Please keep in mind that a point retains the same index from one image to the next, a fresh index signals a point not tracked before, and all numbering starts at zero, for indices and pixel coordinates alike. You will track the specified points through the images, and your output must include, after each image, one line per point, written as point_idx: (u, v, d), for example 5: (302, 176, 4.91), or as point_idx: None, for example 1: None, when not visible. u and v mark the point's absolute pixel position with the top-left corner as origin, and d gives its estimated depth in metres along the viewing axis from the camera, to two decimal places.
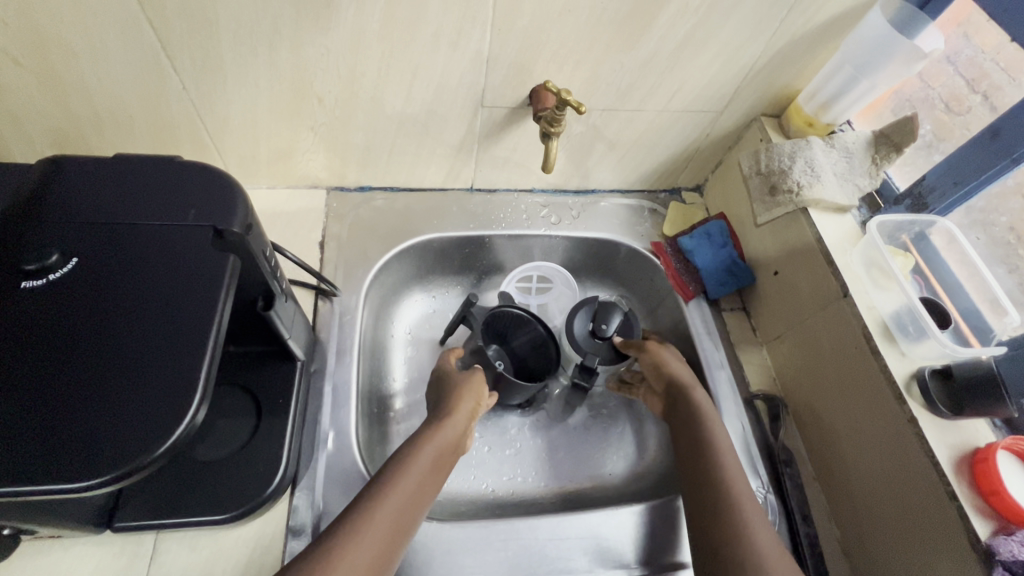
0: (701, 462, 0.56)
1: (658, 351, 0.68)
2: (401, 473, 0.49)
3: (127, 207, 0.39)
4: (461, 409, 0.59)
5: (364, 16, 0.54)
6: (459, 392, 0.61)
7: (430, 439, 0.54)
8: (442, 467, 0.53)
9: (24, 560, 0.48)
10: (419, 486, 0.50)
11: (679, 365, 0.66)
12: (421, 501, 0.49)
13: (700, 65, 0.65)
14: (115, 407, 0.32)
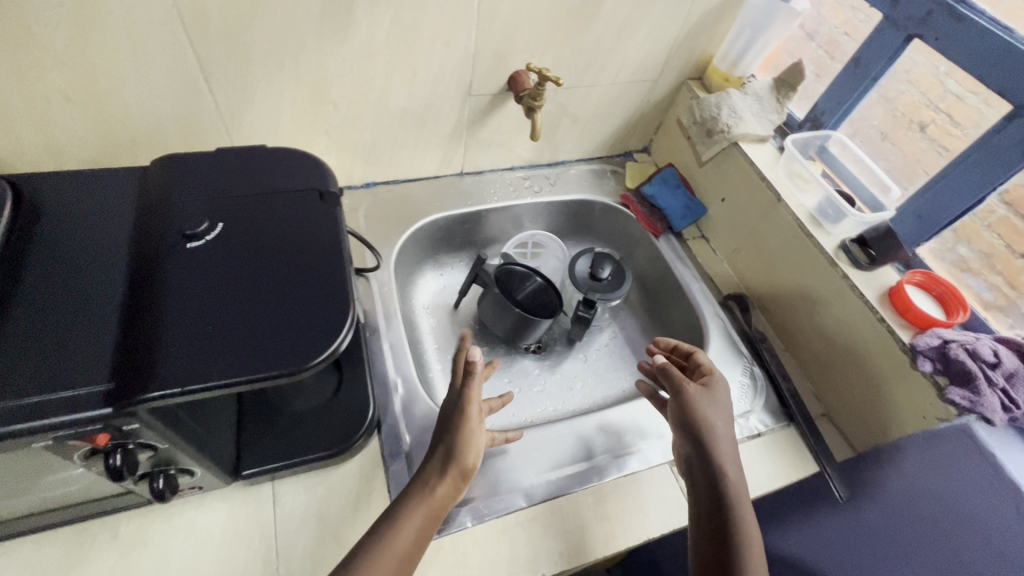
0: (705, 497, 0.54)
1: (699, 394, 0.58)
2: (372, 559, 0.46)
3: (245, 184, 0.48)
4: (443, 476, 0.53)
5: (376, 28, 0.66)
6: (447, 455, 0.54)
7: (405, 526, 0.49)
8: (414, 557, 0.48)
9: (160, 524, 0.54)
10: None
11: (715, 415, 0.57)
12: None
13: (639, 41, 0.81)
14: (281, 326, 0.41)
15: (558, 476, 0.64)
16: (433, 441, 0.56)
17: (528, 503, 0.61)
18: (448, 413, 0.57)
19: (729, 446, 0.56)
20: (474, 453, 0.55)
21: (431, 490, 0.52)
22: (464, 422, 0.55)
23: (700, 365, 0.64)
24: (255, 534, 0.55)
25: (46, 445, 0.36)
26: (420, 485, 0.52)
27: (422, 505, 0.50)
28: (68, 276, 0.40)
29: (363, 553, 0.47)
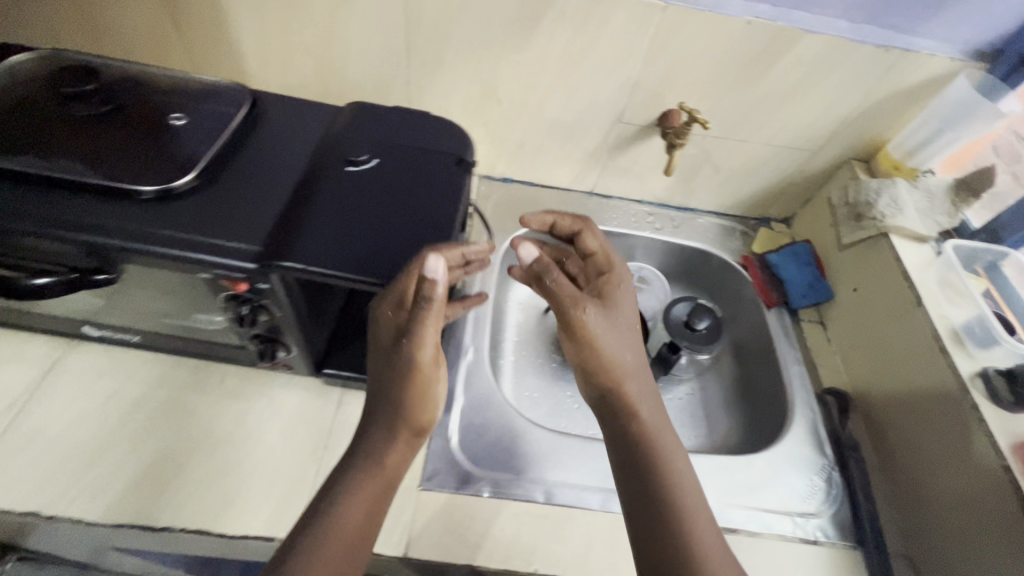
0: (639, 474, 0.55)
1: (596, 325, 0.58)
2: (317, 551, 0.45)
3: (405, 136, 0.58)
4: (395, 441, 0.53)
5: (553, 43, 0.74)
6: (400, 414, 0.52)
7: (352, 506, 0.48)
8: (377, 506, 0.50)
9: (254, 385, 0.65)
10: (338, 555, 0.45)
11: (614, 338, 0.59)
12: (355, 557, 0.46)
13: (805, 107, 0.80)
14: (392, 247, 0.49)
15: (582, 489, 0.64)
16: (374, 395, 0.53)
17: (545, 501, 0.62)
18: (389, 355, 0.51)
19: (643, 399, 0.59)
20: (429, 410, 0.54)
21: (380, 460, 0.52)
22: (411, 373, 0.51)
23: (599, 283, 0.64)
24: (315, 424, 0.64)
25: (207, 280, 0.48)
26: (366, 458, 0.52)
27: (374, 475, 0.51)
28: (264, 168, 0.53)
29: (322, 511, 0.48)
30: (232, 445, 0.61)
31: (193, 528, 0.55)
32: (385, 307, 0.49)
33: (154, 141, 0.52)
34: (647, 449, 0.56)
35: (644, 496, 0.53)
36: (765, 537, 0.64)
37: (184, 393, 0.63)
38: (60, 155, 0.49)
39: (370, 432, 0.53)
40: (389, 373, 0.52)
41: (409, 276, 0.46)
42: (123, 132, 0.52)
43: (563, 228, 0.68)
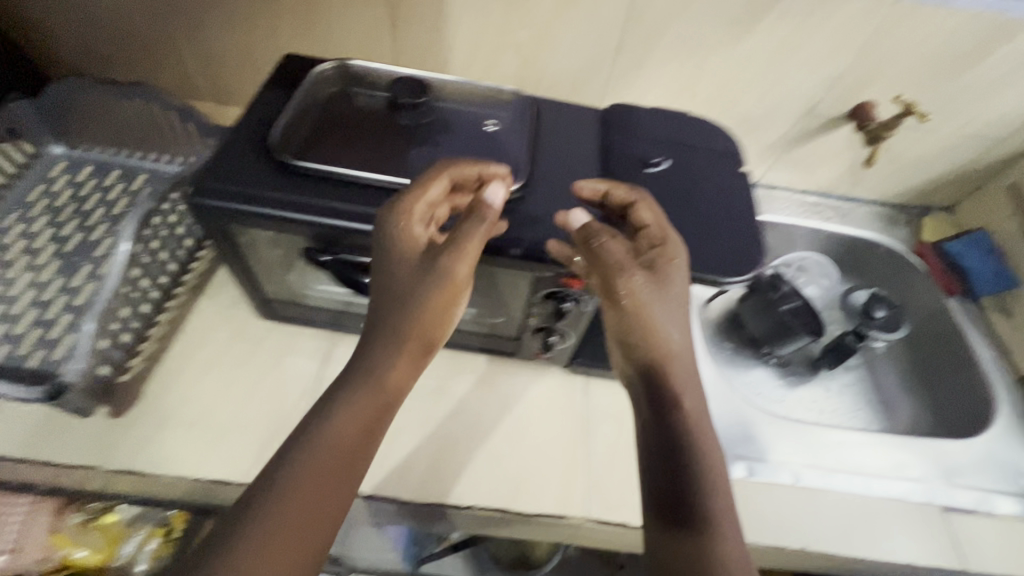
0: (658, 423, 0.47)
1: (649, 300, 0.48)
2: (280, 477, 0.41)
3: (682, 133, 0.60)
4: (399, 360, 0.47)
5: (767, 39, 0.76)
6: (403, 333, 0.47)
7: (338, 429, 0.43)
8: (343, 479, 0.42)
9: (506, 375, 0.69)
10: (277, 540, 0.38)
11: (664, 313, 0.48)
12: (327, 513, 0.40)
13: (1005, 96, 0.80)
14: (714, 248, 0.53)
15: (831, 472, 0.69)
16: (376, 316, 0.48)
17: (795, 483, 0.66)
18: (405, 283, 0.47)
19: (690, 384, 0.48)
20: (441, 328, 0.49)
21: (380, 379, 0.46)
22: (433, 304, 0.47)
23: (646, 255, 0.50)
24: (569, 412, 0.67)
25: (545, 277, 0.52)
26: (363, 379, 0.46)
27: (371, 399, 0.45)
28: (569, 171, 0.56)
29: (267, 485, 0.40)
30: (505, 431, 0.65)
31: (493, 505, 0.59)
32: (400, 224, 0.47)
33: (474, 153, 0.56)
34: (673, 396, 0.47)
35: (674, 446, 0.45)
36: (999, 517, 0.67)
37: (448, 382, 0.68)
38: (404, 167, 0.54)
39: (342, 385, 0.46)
40: (394, 295, 0.47)
41: (413, 196, 0.48)
42: (446, 146, 0.57)
43: (616, 200, 0.52)
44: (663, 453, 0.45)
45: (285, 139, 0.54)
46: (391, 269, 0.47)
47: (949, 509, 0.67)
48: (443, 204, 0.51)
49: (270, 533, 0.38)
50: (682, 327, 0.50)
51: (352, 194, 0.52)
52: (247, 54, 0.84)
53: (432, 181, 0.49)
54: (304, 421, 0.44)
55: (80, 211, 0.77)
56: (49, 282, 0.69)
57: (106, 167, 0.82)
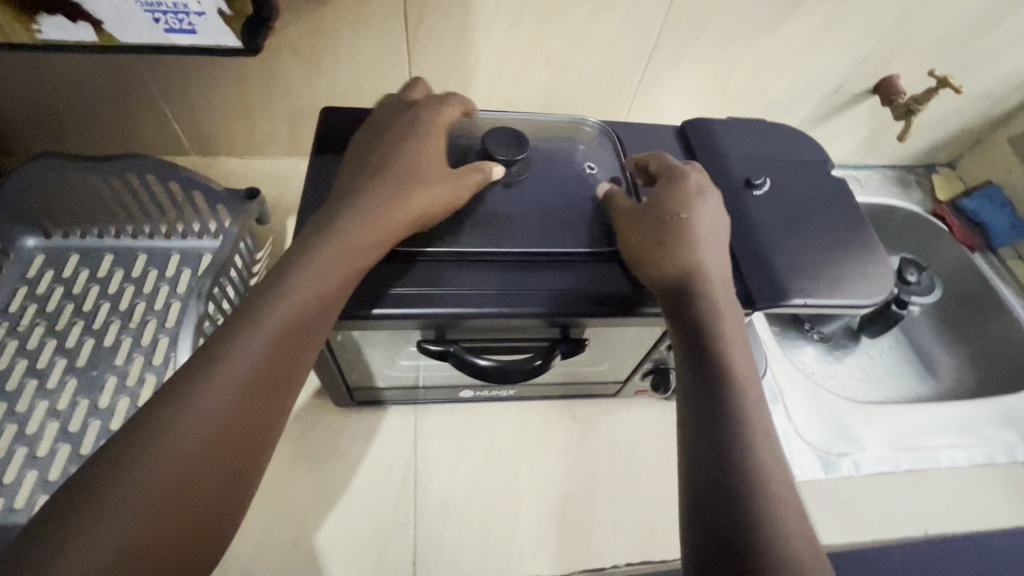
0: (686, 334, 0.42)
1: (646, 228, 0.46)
2: (245, 326, 0.37)
3: (769, 149, 0.58)
4: (374, 216, 0.43)
5: (803, 26, 0.73)
6: (386, 198, 0.44)
7: (300, 283, 0.39)
8: (305, 340, 0.39)
9: (604, 416, 0.66)
10: (233, 402, 0.35)
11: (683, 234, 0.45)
12: (279, 378, 0.38)
13: (1016, 56, 0.83)
14: (843, 265, 0.51)
15: (927, 447, 0.71)
16: (369, 179, 0.45)
17: (898, 468, 0.68)
18: (399, 168, 0.46)
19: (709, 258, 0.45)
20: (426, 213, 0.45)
21: (345, 225, 0.42)
22: (415, 197, 0.44)
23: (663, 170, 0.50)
24: (676, 442, 0.65)
25: None
26: (332, 228, 0.42)
27: (344, 249, 0.41)
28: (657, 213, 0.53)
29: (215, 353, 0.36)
30: (622, 476, 0.62)
31: (636, 560, 0.57)
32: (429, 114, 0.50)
33: (573, 202, 0.52)
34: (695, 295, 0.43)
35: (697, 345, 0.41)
36: None
37: (549, 434, 0.64)
38: (511, 232, 0.49)
39: (309, 241, 0.41)
40: (391, 171, 0.45)
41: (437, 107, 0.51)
42: (542, 198, 0.52)
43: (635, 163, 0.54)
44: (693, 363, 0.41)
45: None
46: (395, 153, 0.47)
47: None
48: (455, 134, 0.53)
49: (224, 391, 0.35)
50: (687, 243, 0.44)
51: (465, 273, 0.46)
52: (239, 100, 0.73)
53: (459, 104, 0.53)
54: (266, 280, 0.40)
55: (81, 312, 0.65)
56: (72, 409, 0.58)
57: (95, 255, 0.70)
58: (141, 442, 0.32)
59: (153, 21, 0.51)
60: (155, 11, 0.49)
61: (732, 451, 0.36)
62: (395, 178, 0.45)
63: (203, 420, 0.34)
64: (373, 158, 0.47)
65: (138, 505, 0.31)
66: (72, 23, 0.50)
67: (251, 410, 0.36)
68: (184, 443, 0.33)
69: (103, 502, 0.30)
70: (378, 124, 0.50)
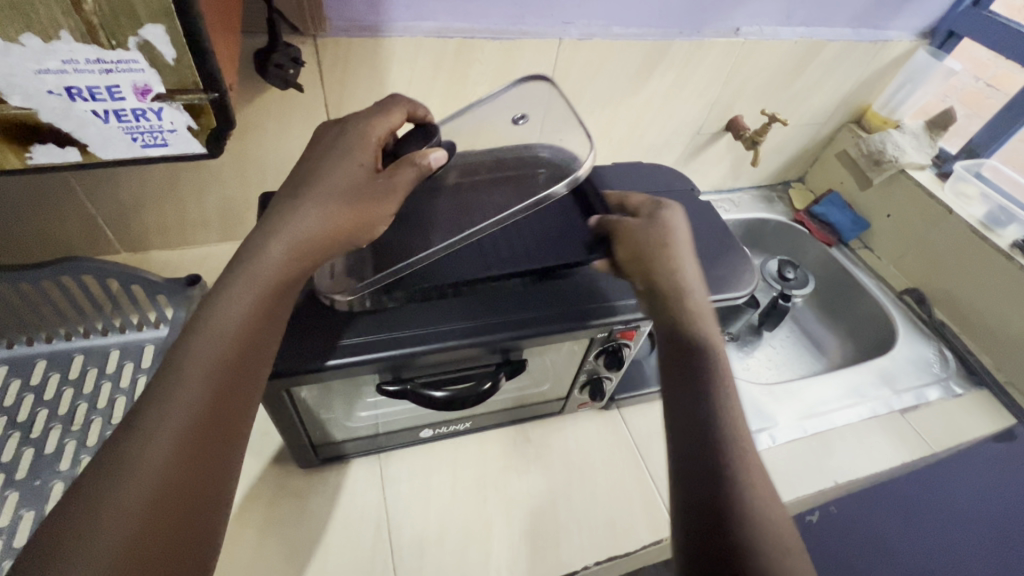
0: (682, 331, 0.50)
1: (642, 241, 0.55)
2: (177, 371, 0.39)
3: (645, 184, 0.71)
4: (285, 238, 0.45)
5: (659, 84, 0.90)
6: (303, 217, 0.46)
7: (226, 319, 0.41)
8: (241, 372, 0.41)
9: (554, 433, 0.73)
10: (182, 442, 0.37)
11: (682, 248, 0.55)
12: (225, 411, 0.39)
13: (823, 92, 1.05)
14: (719, 268, 0.63)
15: (823, 412, 0.84)
16: (285, 201, 0.47)
17: (805, 434, 0.80)
18: (321, 183, 0.48)
19: (702, 315, 0.52)
20: (347, 224, 0.47)
21: (260, 254, 0.44)
22: (337, 208, 0.47)
23: (646, 229, 0.56)
24: (620, 443, 0.73)
25: (601, 338, 0.58)
26: (250, 257, 0.44)
27: (264, 275, 0.43)
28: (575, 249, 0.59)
29: (151, 399, 0.37)
30: (579, 483, 0.68)
31: (602, 557, 0.62)
32: (358, 125, 0.52)
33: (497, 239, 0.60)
34: (678, 299, 0.52)
35: (687, 341, 0.49)
36: (937, 404, 0.87)
37: (507, 458, 0.69)
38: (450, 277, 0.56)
39: (222, 275, 0.43)
40: (309, 190, 0.48)
41: (370, 118, 0.53)
42: None
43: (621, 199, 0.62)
44: (688, 356, 0.49)
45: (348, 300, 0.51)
46: (318, 173, 0.49)
47: (905, 411, 0.86)
48: (388, 139, 0.54)
49: (170, 435, 0.36)
50: (686, 261, 0.55)
51: (414, 316, 0.52)
52: (169, 194, 0.77)
53: (397, 112, 0.55)
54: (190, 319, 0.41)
55: (14, 423, 0.64)
56: (15, 523, 0.56)
57: (27, 362, 0.69)
58: (93, 500, 0.33)
59: (132, 140, 0.47)
60: (134, 130, 0.47)
61: (713, 423, 0.44)
62: (315, 192, 0.47)
63: (152, 459, 0.35)
64: (301, 177, 0.49)
65: (102, 557, 0.32)
66: (60, 149, 0.46)
67: (198, 445, 0.37)
68: (142, 480, 0.35)
69: (67, 560, 0.31)
70: (314, 143, 0.53)
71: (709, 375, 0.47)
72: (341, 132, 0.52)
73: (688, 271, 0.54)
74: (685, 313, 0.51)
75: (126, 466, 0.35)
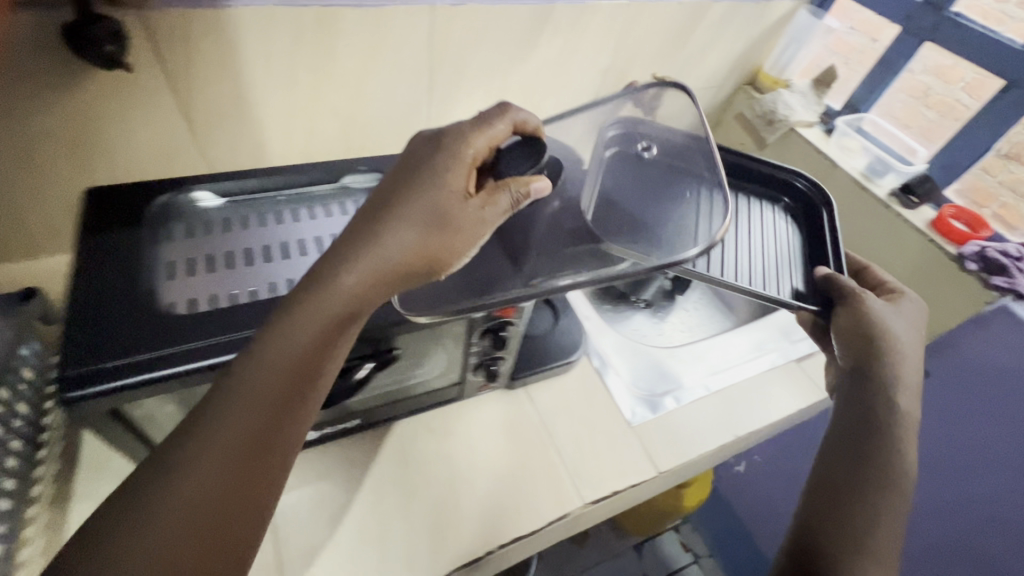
0: (861, 412, 0.60)
1: (870, 305, 0.65)
2: (232, 392, 0.38)
3: None
4: (359, 265, 0.40)
5: (547, 52, 0.87)
6: (437, 226, 0.43)
7: (287, 344, 0.39)
8: (294, 397, 0.40)
9: (455, 420, 0.70)
10: (227, 465, 0.37)
11: (887, 319, 0.64)
12: (272, 438, 0.39)
13: (714, 55, 1.06)
14: None
15: (725, 369, 0.85)
16: (411, 203, 0.42)
17: (708, 392, 0.81)
18: (442, 191, 0.44)
19: (909, 392, 0.61)
20: (426, 254, 0.42)
21: (331, 279, 0.39)
22: (438, 226, 0.43)
23: (875, 307, 0.65)
24: (525, 422, 0.72)
25: (478, 318, 0.55)
26: (323, 277, 0.39)
27: (330, 307, 0.39)
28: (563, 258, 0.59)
29: (207, 414, 0.38)
30: (483, 467, 0.67)
31: (508, 539, 0.61)
32: (469, 129, 0.48)
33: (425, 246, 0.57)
34: (896, 359, 0.62)
35: (882, 401, 0.60)
36: None
37: (405, 451, 0.67)
38: None
39: (304, 282, 0.40)
40: (426, 196, 0.43)
41: (470, 131, 0.47)
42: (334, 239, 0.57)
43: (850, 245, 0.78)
44: (862, 433, 0.59)
45: (254, 293, 0.51)
46: (412, 184, 0.44)
47: (802, 359, 0.89)
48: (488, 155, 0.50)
49: (219, 456, 0.37)
50: (894, 331, 0.63)
51: (268, 316, 0.49)
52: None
53: (502, 125, 0.49)
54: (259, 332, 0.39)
55: None
56: None
57: None
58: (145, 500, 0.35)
59: None
60: None
61: (873, 537, 0.52)
62: (402, 212, 0.42)
63: (202, 476, 0.36)
64: (392, 187, 0.44)
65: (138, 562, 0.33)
66: None
67: (245, 469, 0.37)
68: (191, 495, 0.35)
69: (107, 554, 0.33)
70: (401, 154, 0.47)
71: (880, 470, 0.56)
72: (434, 143, 0.46)
73: (898, 355, 0.62)
74: (897, 372, 0.61)
75: (166, 486, 0.35)
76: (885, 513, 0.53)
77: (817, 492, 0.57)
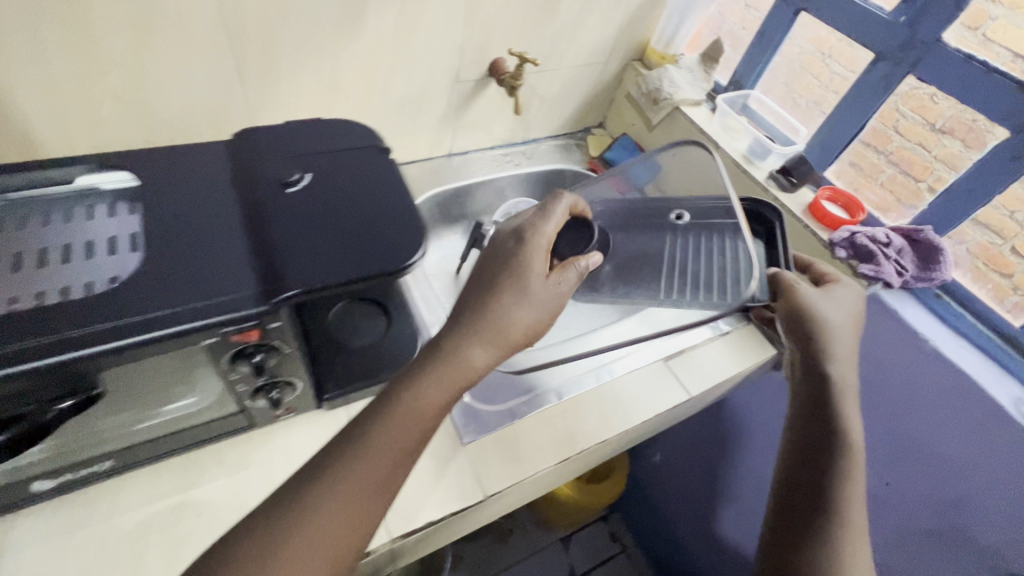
0: (816, 400, 0.60)
1: (810, 297, 0.62)
2: (357, 446, 0.44)
3: (316, 145, 0.60)
4: (478, 338, 0.49)
5: (383, 25, 0.78)
6: (505, 303, 0.50)
7: (424, 393, 0.46)
8: (413, 450, 0.46)
9: (256, 450, 0.64)
10: (334, 522, 0.41)
11: (828, 312, 0.63)
12: (370, 503, 0.43)
13: (591, 28, 0.97)
14: (378, 238, 0.53)
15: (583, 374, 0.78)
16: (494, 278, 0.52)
17: (559, 399, 0.74)
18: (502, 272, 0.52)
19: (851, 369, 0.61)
20: (517, 319, 0.50)
21: (459, 350, 0.48)
22: (526, 295, 0.51)
23: (813, 296, 0.63)
24: None
25: (213, 344, 0.46)
26: (450, 348, 0.48)
27: (450, 369, 0.47)
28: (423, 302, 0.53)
29: (342, 465, 0.43)
30: None
31: None
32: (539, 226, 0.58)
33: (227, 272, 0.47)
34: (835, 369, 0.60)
35: (828, 404, 0.59)
36: (704, 344, 0.87)
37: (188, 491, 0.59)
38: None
39: (416, 362, 0.48)
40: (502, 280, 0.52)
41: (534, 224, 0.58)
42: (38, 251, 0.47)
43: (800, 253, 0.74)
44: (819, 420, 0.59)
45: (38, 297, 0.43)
46: (502, 272, 0.52)
47: (670, 357, 0.83)
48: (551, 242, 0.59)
49: (330, 513, 0.41)
50: (840, 325, 0.63)
51: None
52: None
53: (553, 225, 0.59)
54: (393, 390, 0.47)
55: None
56: None
57: None
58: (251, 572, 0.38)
59: None
60: None
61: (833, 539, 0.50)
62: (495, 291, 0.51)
63: (319, 534, 0.40)
64: (484, 274, 0.53)
65: None
66: None
67: (356, 526, 0.42)
68: (321, 546, 0.40)
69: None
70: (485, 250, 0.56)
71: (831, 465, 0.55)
72: (516, 235, 0.56)
73: (836, 346, 0.61)
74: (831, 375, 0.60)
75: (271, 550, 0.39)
76: (846, 507, 0.52)
77: (781, 511, 0.55)
